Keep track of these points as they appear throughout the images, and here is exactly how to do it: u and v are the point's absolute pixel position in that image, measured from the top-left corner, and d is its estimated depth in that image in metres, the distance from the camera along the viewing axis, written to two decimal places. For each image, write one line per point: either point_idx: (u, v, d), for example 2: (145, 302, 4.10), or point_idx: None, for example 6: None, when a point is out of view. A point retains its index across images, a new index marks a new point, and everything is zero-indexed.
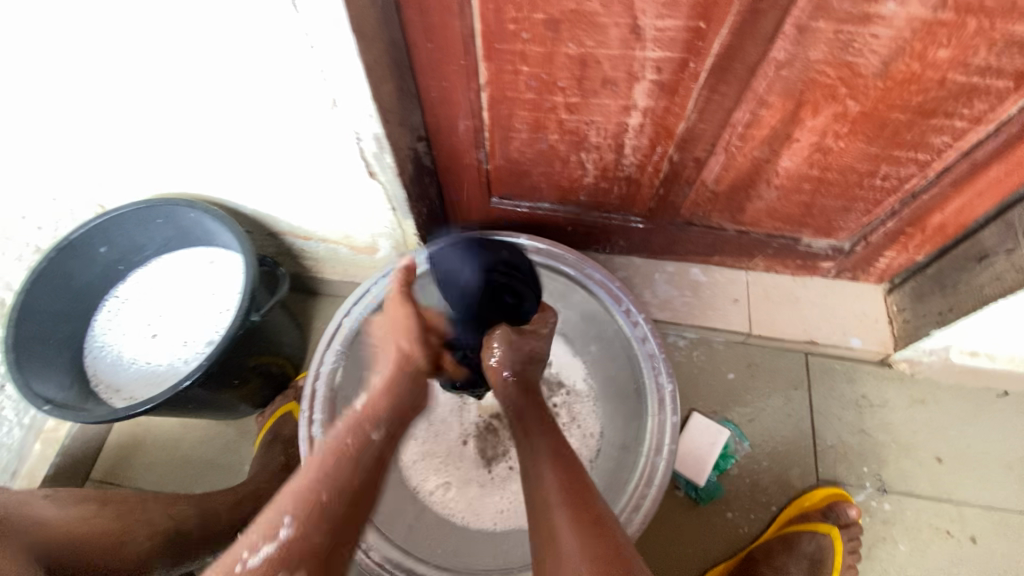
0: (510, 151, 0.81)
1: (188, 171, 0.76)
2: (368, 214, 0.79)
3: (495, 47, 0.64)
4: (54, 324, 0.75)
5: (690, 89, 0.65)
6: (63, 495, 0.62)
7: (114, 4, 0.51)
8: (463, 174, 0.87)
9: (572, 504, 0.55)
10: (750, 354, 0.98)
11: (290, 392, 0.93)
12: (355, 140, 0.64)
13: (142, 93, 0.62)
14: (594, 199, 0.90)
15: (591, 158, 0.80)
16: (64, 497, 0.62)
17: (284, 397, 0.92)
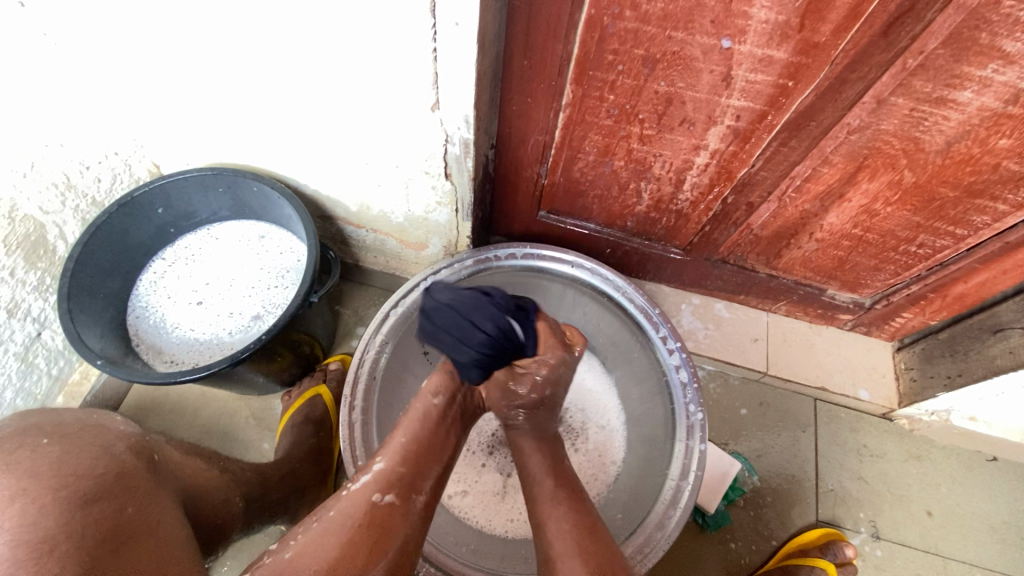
0: (571, 170, 0.84)
1: (257, 146, 0.76)
2: (428, 213, 0.81)
3: (587, 74, 0.67)
4: (103, 279, 0.76)
5: (762, 139, 0.69)
6: (177, 443, 0.67)
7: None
8: (519, 185, 0.89)
9: (577, 531, 0.56)
10: (763, 394, 1.01)
11: (317, 373, 0.93)
12: (444, 141, 0.67)
13: (242, 75, 0.64)
14: (640, 227, 0.93)
15: (648, 188, 0.83)
16: (180, 444, 0.66)
17: (311, 378, 0.92)
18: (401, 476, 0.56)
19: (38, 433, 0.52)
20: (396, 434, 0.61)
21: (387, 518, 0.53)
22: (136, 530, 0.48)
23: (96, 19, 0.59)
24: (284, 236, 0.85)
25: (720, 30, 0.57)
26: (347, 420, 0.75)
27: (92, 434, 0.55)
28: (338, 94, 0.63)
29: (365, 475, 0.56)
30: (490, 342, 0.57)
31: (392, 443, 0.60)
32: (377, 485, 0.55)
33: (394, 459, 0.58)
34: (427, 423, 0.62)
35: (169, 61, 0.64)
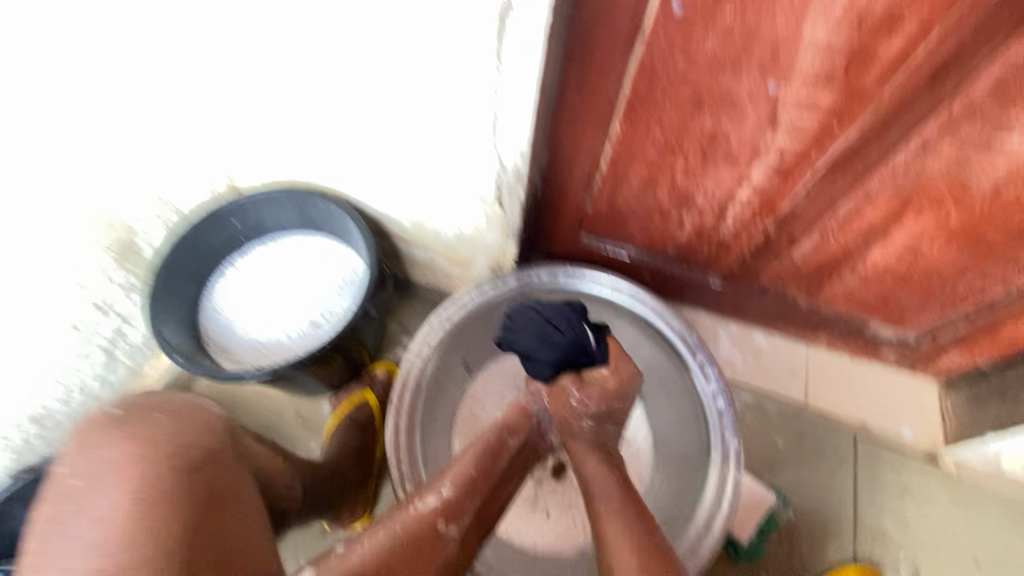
0: (615, 198, 0.87)
1: (325, 167, 0.82)
2: (478, 234, 0.86)
3: (635, 110, 0.71)
4: (182, 284, 0.85)
5: (806, 175, 0.71)
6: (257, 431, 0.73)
7: (332, 36, 0.59)
8: (564, 210, 0.93)
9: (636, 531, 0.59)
10: (802, 426, 1.00)
11: (364, 378, 0.98)
12: (499, 169, 0.71)
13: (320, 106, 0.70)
14: (681, 254, 0.95)
15: (690, 217, 0.86)
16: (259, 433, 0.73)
17: (357, 384, 0.97)
18: (466, 506, 0.61)
19: (149, 408, 0.58)
20: (464, 451, 0.65)
21: (442, 544, 0.58)
22: (232, 499, 0.55)
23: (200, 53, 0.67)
24: (344, 252, 0.91)
25: (766, 73, 0.60)
26: (393, 426, 0.82)
27: (195, 412, 0.60)
28: (405, 124, 0.69)
29: (435, 497, 0.60)
30: (568, 343, 0.66)
31: (459, 465, 0.63)
32: (442, 512, 0.59)
33: (461, 487, 0.61)
34: (485, 451, 0.66)
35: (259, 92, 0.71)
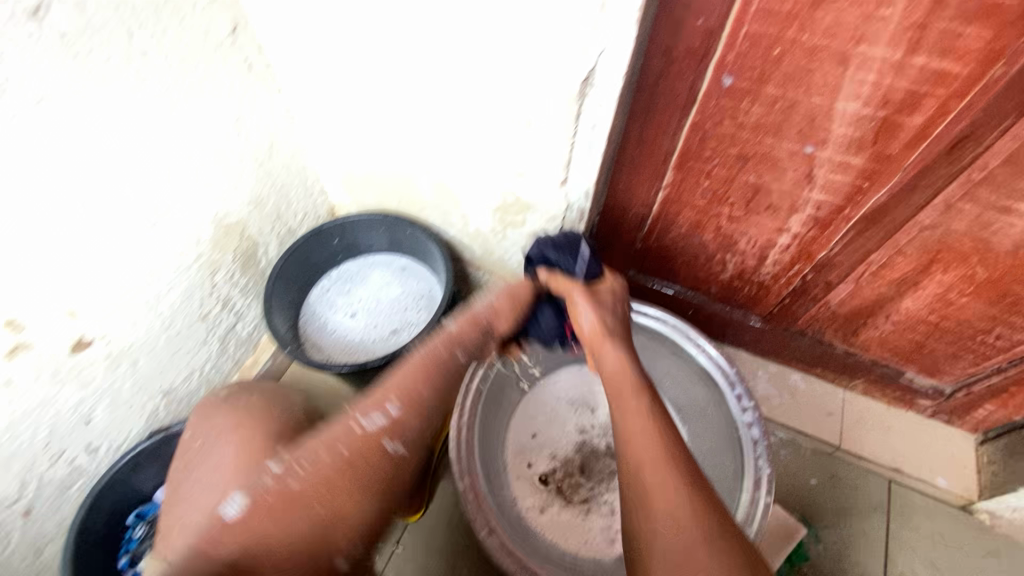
0: (665, 238, 0.97)
1: (416, 199, 0.97)
2: None
3: (687, 163, 0.82)
4: (290, 288, 0.99)
5: (840, 228, 0.80)
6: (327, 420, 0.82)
7: (446, 95, 0.74)
8: (617, 247, 1.04)
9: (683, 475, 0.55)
10: (835, 467, 1.04)
11: None
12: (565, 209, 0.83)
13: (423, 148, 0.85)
14: (723, 293, 1.03)
15: (733, 260, 0.95)
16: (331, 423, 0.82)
17: None
18: (404, 422, 0.59)
19: (242, 393, 0.71)
20: (378, 371, 0.64)
21: (393, 465, 0.58)
22: None
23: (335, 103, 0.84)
24: (423, 272, 1.05)
25: (803, 139, 0.71)
26: (457, 425, 0.88)
27: (282, 396, 0.72)
28: (490, 166, 0.82)
29: (380, 415, 0.59)
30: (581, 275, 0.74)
31: (400, 379, 0.62)
32: (389, 431, 0.58)
33: (404, 400, 0.60)
34: (431, 367, 0.64)
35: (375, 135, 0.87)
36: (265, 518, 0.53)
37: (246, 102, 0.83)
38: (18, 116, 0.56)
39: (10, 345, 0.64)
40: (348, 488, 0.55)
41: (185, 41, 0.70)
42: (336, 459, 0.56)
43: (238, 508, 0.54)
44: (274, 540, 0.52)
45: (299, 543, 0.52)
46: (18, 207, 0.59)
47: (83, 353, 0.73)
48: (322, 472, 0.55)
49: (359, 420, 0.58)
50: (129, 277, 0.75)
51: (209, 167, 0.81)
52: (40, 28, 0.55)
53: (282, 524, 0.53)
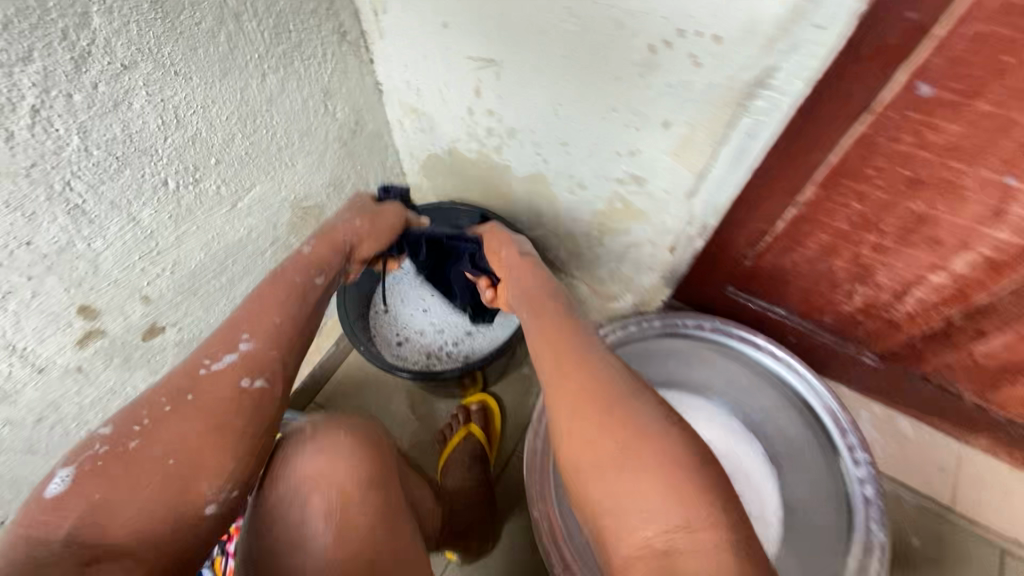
0: (783, 259, 0.86)
1: (505, 191, 0.88)
2: (636, 275, 0.87)
3: (837, 181, 0.70)
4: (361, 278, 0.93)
5: (1020, 274, 0.67)
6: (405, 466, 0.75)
7: (567, 82, 0.63)
8: (722, 263, 0.92)
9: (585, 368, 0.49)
10: (942, 529, 0.92)
11: (466, 413, 0.99)
12: (684, 224, 0.72)
13: (525, 138, 0.75)
14: (839, 325, 0.92)
15: (863, 292, 0.83)
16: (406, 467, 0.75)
17: (457, 420, 0.98)
18: (270, 360, 0.52)
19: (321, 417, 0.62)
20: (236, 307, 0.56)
21: (248, 404, 0.49)
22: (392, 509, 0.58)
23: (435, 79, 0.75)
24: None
25: (1008, 168, 0.58)
26: (532, 447, 0.80)
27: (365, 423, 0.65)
28: (601, 167, 0.71)
29: (229, 354, 0.51)
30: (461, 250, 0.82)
31: (249, 311, 0.55)
32: (242, 369, 0.50)
33: (257, 335, 0.53)
34: (287, 291, 0.57)
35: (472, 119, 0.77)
36: (127, 475, 0.44)
37: (336, 73, 0.74)
38: (102, 86, 0.49)
39: (82, 332, 0.59)
40: (214, 440, 0.47)
41: (282, 3, 0.62)
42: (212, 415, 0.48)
43: (62, 483, 0.43)
44: (117, 496, 0.43)
45: (160, 492, 0.44)
46: (98, 189, 0.53)
47: (156, 340, 0.67)
48: (176, 426, 0.47)
49: (203, 361, 0.51)
50: (205, 262, 0.69)
51: (293, 144, 0.73)
52: None
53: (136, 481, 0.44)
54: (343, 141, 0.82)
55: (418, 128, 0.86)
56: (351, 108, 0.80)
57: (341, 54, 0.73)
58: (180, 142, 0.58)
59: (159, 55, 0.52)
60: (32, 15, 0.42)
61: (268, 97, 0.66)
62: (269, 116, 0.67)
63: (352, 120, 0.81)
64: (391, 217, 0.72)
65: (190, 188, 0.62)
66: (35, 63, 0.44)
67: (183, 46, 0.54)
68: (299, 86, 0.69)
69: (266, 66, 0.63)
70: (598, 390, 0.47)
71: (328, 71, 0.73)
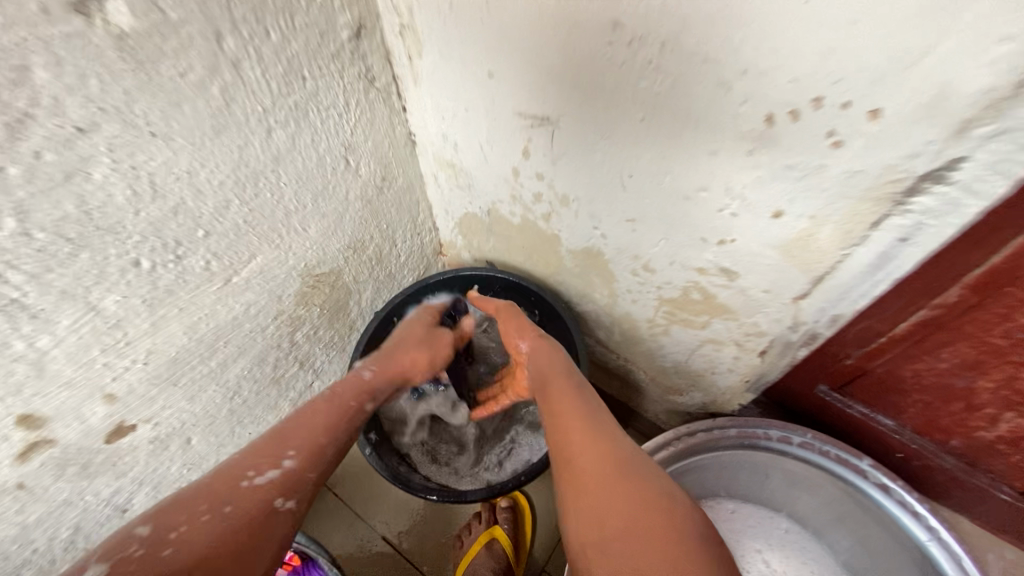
0: (901, 366, 0.68)
1: (551, 262, 0.74)
2: (708, 375, 0.71)
3: (1000, 288, 0.53)
4: None
5: None
6: None
7: (645, 148, 0.48)
8: (818, 361, 0.74)
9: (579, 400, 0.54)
10: None
11: (487, 515, 0.86)
12: (786, 330, 0.56)
13: (581, 208, 0.61)
14: (968, 451, 0.73)
15: (1014, 419, 0.64)
16: None
17: (480, 523, 0.85)
18: (302, 477, 0.48)
19: None
20: (283, 423, 0.52)
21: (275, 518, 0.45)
22: None
23: (478, 132, 0.62)
24: None
25: None
26: None
27: None
28: (676, 252, 0.56)
29: (272, 470, 0.47)
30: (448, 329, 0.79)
31: (295, 425, 0.52)
32: (281, 485, 0.46)
33: (302, 454, 0.49)
34: (340, 416, 0.55)
35: (519, 178, 0.64)
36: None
37: (361, 125, 0.63)
38: (49, 154, 0.38)
39: (23, 446, 0.47)
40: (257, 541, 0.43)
41: (296, 45, 0.50)
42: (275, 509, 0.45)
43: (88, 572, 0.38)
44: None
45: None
46: (43, 278, 0.42)
47: (123, 440, 0.56)
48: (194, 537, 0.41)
49: (244, 475, 0.46)
50: (190, 347, 0.57)
51: (305, 207, 0.61)
52: (90, 25, 0.36)
53: (190, 563, 0.39)
54: (368, 199, 0.70)
55: (455, 184, 0.74)
56: (378, 161, 0.68)
57: (368, 103, 0.62)
58: (157, 215, 0.47)
59: (127, 113, 0.41)
60: None
61: (274, 155, 0.54)
62: (275, 177, 0.56)
63: (379, 175, 0.70)
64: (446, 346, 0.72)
65: (170, 267, 0.50)
66: None
67: (161, 101, 0.43)
68: (315, 141, 0.58)
69: (273, 120, 0.52)
70: (630, 466, 0.46)
71: (350, 121, 0.61)
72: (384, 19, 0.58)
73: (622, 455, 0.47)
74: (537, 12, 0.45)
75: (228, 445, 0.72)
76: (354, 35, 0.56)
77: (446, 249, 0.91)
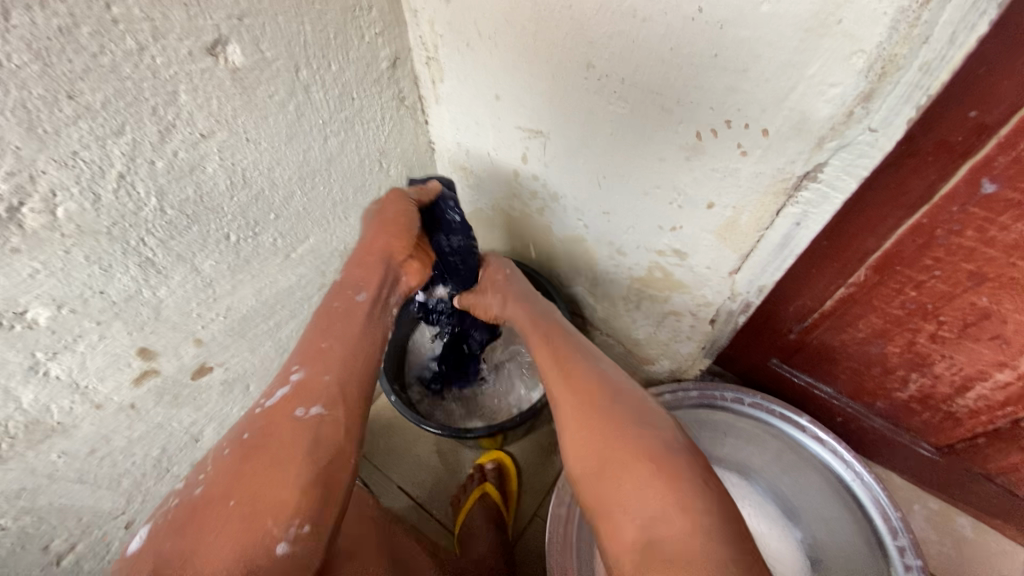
0: (832, 337, 0.82)
1: (546, 250, 0.89)
2: (674, 343, 0.85)
3: (892, 267, 0.67)
4: (401, 328, 0.96)
5: None
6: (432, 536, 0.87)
7: (615, 155, 0.64)
8: (767, 335, 0.89)
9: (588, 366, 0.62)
10: None
11: (477, 476, 0.99)
12: (728, 299, 0.71)
13: (569, 202, 0.76)
14: (891, 411, 0.87)
15: (919, 381, 0.78)
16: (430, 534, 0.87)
17: (473, 482, 0.98)
18: (323, 379, 0.55)
19: None
20: (307, 336, 0.60)
21: (303, 429, 0.51)
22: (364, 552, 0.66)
23: (487, 141, 0.78)
24: None
25: None
26: (557, 513, 0.80)
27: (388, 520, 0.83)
28: (642, 237, 0.71)
29: (284, 386, 0.55)
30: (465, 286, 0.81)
31: (301, 346, 0.60)
32: (302, 398, 0.54)
33: (309, 365, 0.57)
34: (344, 319, 0.62)
35: (519, 178, 0.79)
36: (215, 515, 0.46)
37: (393, 134, 0.78)
38: (182, 153, 0.53)
39: (139, 371, 0.62)
40: (279, 456, 0.49)
41: (348, 74, 0.66)
42: (295, 418, 0.52)
43: (141, 539, 0.48)
44: (197, 547, 0.44)
45: (260, 512, 0.46)
46: (167, 243, 0.57)
47: (203, 379, 0.71)
48: (222, 478, 0.49)
49: (259, 402, 0.55)
50: (256, 307, 0.72)
51: (348, 200, 0.77)
52: (216, 62, 0.52)
53: (227, 495, 0.47)
54: None
55: (466, 184, 0.90)
56: (405, 164, 0.84)
57: (399, 117, 0.78)
58: (245, 201, 0.62)
59: (233, 125, 0.56)
60: (128, 95, 0.47)
61: (328, 157, 0.70)
62: (328, 175, 0.71)
63: (405, 175, 0.85)
64: (406, 216, 0.67)
65: (250, 241, 0.66)
66: (125, 135, 0.48)
67: (255, 116, 0.58)
68: (358, 146, 0.73)
69: (329, 130, 0.68)
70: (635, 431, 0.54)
71: (385, 132, 0.77)
72: (414, 52, 0.73)
73: (632, 423, 0.55)
74: (533, 53, 0.60)
75: None
76: (391, 65, 0.71)
77: None
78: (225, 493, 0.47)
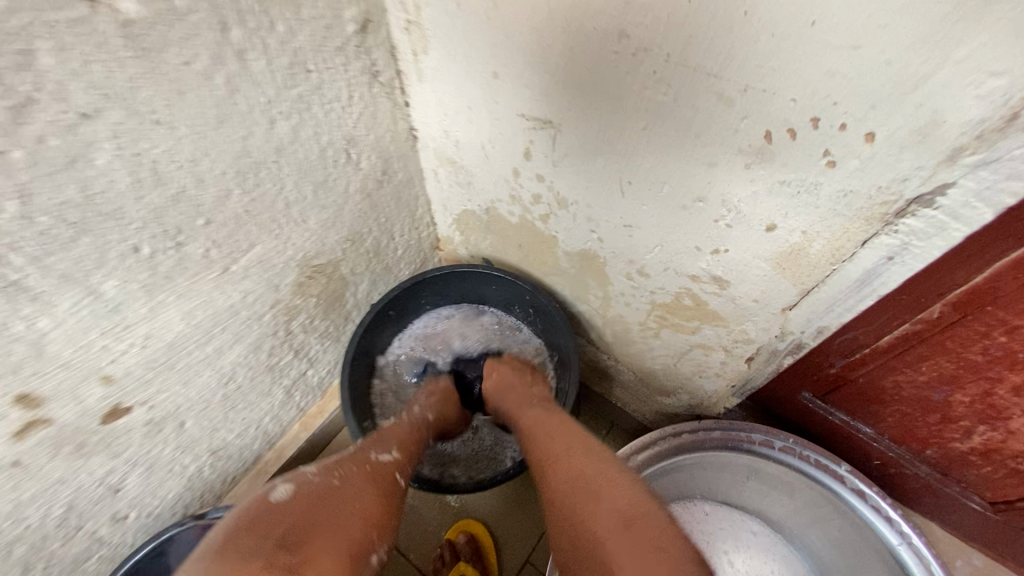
0: (884, 378, 0.70)
1: (549, 263, 0.75)
2: (697, 378, 0.72)
3: (981, 306, 0.54)
4: (373, 345, 0.81)
5: None
6: None
7: (648, 156, 0.49)
8: (803, 369, 0.76)
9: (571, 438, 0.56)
10: None
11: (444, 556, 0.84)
12: (776, 338, 0.57)
13: (581, 211, 0.61)
14: (941, 461, 0.75)
15: (986, 433, 0.66)
16: None
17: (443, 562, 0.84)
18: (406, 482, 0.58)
19: None
20: (391, 429, 0.65)
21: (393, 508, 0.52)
22: None
23: (481, 130, 0.63)
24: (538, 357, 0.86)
25: None
26: None
27: None
28: (673, 258, 0.57)
29: (388, 458, 0.58)
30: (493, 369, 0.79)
31: (390, 435, 0.64)
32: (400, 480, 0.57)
33: (404, 457, 0.60)
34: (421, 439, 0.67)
35: (520, 177, 0.64)
36: (339, 521, 0.46)
37: (364, 117, 0.63)
38: (53, 140, 0.38)
39: (21, 424, 0.48)
40: (383, 516, 0.50)
41: (301, 38, 0.50)
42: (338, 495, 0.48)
43: (274, 490, 0.47)
44: (320, 548, 0.42)
45: (365, 538, 0.46)
46: (43, 262, 0.42)
47: (118, 423, 0.57)
48: (337, 499, 0.48)
49: (368, 453, 0.57)
50: (187, 333, 0.58)
51: (305, 198, 0.62)
52: (97, 12, 0.36)
53: (348, 516, 0.47)
54: (368, 192, 0.70)
55: (455, 181, 0.75)
56: (379, 155, 0.69)
57: (371, 97, 0.62)
58: (159, 203, 0.47)
59: (133, 102, 0.41)
60: None
61: (277, 146, 0.54)
62: (277, 168, 0.56)
63: (380, 168, 0.70)
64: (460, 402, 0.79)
65: (170, 254, 0.51)
66: None
67: (168, 91, 0.43)
68: (317, 132, 0.58)
69: (276, 111, 0.52)
70: (618, 494, 0.46)
71: (353, 115, 0.61)
72: (390, 14, 0.58)
73: (614, 483, 0.48)
74: (545, 17, 0.45)
75: (221, 430, 0.72)
76: (360, 29, 0.56)
77: (443, 243, 0.92)
78: (352, 508, 0.48)
